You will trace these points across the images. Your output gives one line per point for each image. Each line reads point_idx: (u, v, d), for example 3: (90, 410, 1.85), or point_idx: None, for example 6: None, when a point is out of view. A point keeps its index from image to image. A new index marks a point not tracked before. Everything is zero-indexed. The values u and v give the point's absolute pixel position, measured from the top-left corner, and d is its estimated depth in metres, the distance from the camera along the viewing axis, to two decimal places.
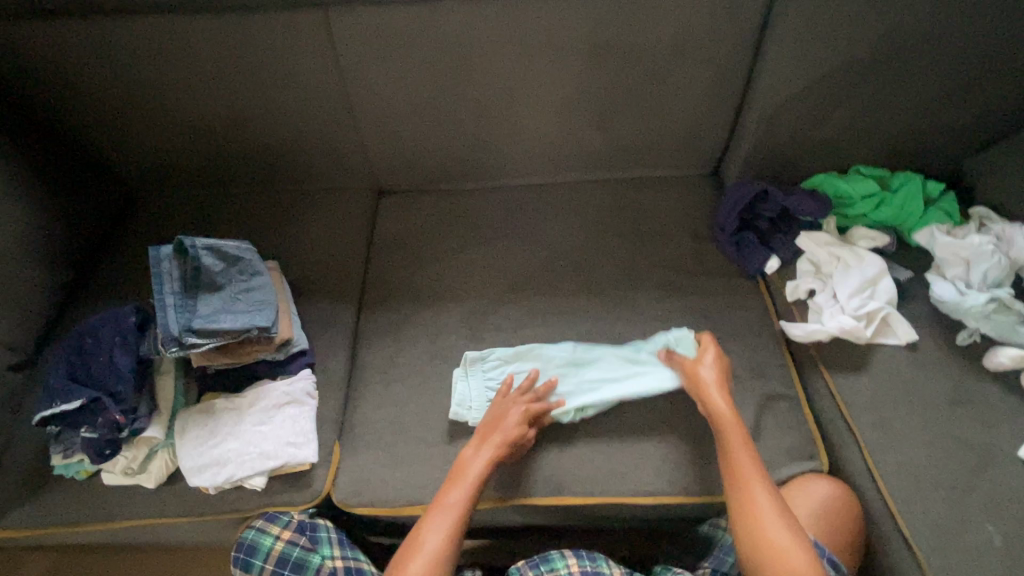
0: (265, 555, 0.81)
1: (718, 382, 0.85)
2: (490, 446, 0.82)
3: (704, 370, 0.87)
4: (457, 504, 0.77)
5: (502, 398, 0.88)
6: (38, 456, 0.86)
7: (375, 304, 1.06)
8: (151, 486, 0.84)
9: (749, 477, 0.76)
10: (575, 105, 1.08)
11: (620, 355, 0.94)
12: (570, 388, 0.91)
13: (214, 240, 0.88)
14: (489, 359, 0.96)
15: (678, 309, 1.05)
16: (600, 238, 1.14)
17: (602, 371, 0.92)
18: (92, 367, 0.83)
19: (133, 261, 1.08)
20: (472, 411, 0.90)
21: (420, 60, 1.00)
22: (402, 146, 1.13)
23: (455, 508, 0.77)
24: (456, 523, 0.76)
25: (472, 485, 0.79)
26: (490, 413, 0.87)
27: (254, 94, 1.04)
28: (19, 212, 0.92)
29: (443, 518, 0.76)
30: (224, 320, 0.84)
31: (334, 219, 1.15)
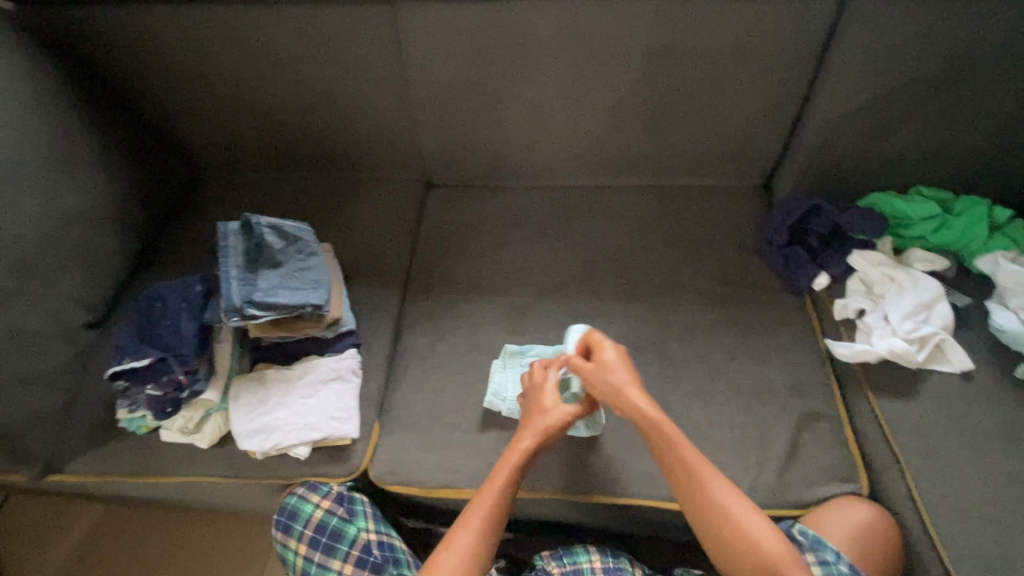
0: (306, 521, 0.84)
1: (630, 380, 0.85)
2: (513, 462, 0.81)
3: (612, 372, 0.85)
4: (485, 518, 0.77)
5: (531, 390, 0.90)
6: (103, 410, 0.92)
7: (420, 292, 1.09)
8: (203, 447, 0.89)
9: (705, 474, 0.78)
10: (626, 109, 1.09)
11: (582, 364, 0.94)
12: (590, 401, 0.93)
13: (278, 220, 0.94)
14: (528, 354, 0.98)
15: (719, 320, 1.04)
16: (643, 243, 1.14)
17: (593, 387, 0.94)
18: (160, 330, 0.88)
19: (198, 234, 1.14)
20: (507, 401, 0.93)
21: (478, 56, 1.03)
22: (455, 140, 1.17)
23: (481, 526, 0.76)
24: (485, 541, 0.76)
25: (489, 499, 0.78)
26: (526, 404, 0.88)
27: (318, 83, 1.09)
28: (103, 182, 0.99)
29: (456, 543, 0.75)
30: (282, 295, 0.88)
31: (383, 208, 1.19)
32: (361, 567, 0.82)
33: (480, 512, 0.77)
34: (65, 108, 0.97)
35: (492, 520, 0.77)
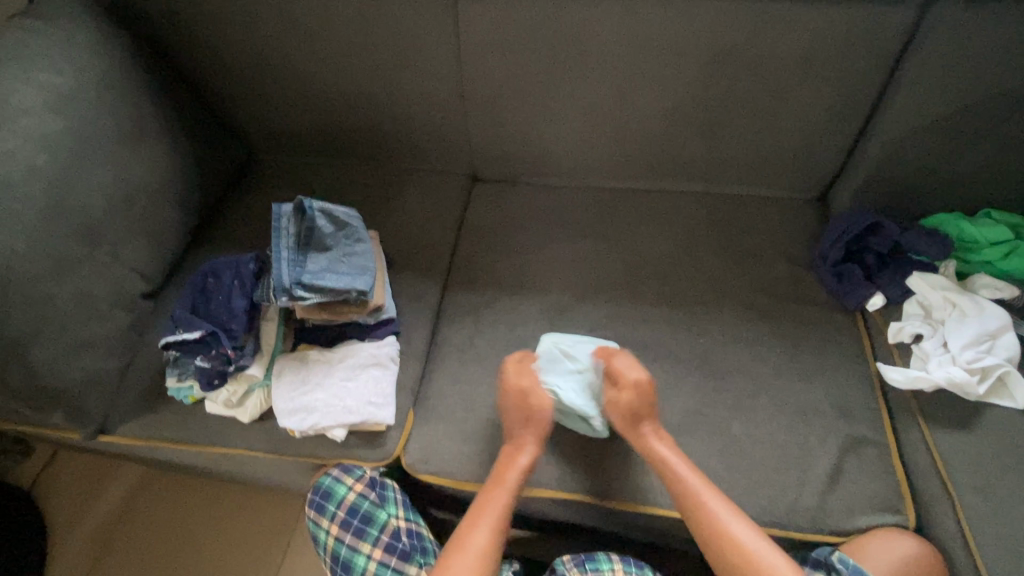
0: (339, 501, 0.85)
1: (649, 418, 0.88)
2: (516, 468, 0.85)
3: (637, 407, 0.87)
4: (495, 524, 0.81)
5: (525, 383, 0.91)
6: (154, 378, 0.96)
7: (461, 285, 1.10)
8: (245, 421, 0.91)
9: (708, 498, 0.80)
10: (682, 114, 1.07)
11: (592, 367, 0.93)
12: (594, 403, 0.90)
13: (329, 205, 0.95)
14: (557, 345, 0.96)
15: (765, 334, 1.01)
16: (689, 251, 1.12)
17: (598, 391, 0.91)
18: (213, 304, 0.91)
19: (250, 214, 1.17)
20: None
21: (535, 52, 1.03)
22: (505, 135, 1.16)
23: (490, 528, 0.80)
24: (494, 541, 0.80)
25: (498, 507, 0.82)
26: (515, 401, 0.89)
27: (375, 73, 1.10)
28: (167, 159, 1.03)
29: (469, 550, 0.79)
30: (330, 279, 0.90)
31: (429, 199, 1.21)
32: (390, 553, 0.82)
33: (486, 517, 0.81)
34: (137, 87, 1.01)
35: (500, 522, 0.81)
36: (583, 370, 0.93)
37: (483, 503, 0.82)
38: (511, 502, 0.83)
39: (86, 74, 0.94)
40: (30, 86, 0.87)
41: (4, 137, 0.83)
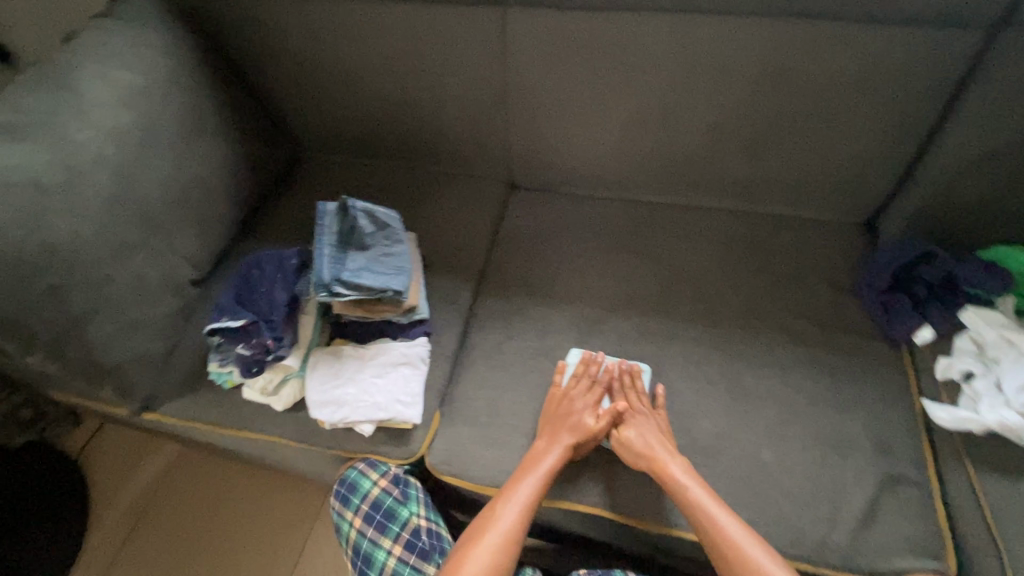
0: (363, 495, 0.88)
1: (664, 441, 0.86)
2: (539, 473, 0.84)
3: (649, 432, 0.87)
4: (513, 528, 0.79)
5: (560, 393, 0.94)
6: (197, 362, 1.00)
7: (493, 290, 1.11)
8: (278, 409, 0.94)
9: (724, 521, 0.77)
10: (726, 131, 1.06)
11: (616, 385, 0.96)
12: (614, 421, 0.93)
13: (372, 205, 0.98)
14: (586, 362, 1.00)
15: (803, 361, 0.98)
16: (725, 270, 1.10)
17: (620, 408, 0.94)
18: (255, 294, 0.95)
19: (294, 210, 1.22)
20: None
21: (581, 64, 1.03)
22: (545, 145, 1.17)
23: (514, 516, 0.80)
24: (517, 531, 0.79)
25: (520, 511, 0.80)
26: (553, 410, 0.91)
27: (422, 79, 1.13)
28: (222, 154, 1.08)
29: (481, 552, 0.77)
30: (367, 277, 0.93)
31: (466, 204, 1.22)
32: (409, 551, 0.83)
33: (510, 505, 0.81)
34: (200, 85, 1.06)
35: (526, 511, 0.80)
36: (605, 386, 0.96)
37: (509, 492, 0.83)
38: (531, 508, 0.81)
39: (155, 71, 0.99)
40: (106, 82, 0.93)
41: (80, 128, 0.89)
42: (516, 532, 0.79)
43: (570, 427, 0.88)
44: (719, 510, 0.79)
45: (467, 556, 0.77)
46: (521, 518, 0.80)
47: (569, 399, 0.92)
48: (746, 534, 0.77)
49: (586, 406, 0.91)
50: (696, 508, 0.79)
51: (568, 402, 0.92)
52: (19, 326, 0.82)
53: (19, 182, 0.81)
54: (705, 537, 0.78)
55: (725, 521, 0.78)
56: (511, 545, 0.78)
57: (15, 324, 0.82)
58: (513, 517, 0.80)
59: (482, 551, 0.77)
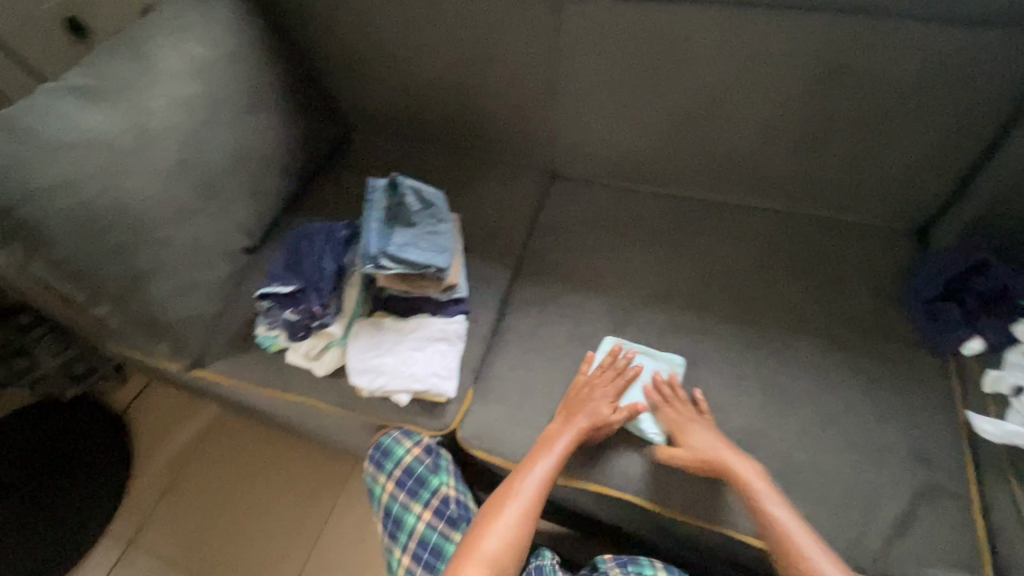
0: (396, 461, 0.90)
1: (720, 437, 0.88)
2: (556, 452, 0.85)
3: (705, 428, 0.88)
4: (529, 505, 0.81)
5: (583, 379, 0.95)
6: (244, 325, 1.05)
7: (530, 276, 1.13)
8: (319, 374, 0.98)
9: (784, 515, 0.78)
10: (777, 129, 1.05)
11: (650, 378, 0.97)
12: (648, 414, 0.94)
13: (419, 184, 1.01)
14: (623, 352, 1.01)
15: (841, 364, 0.97)
16: (766, 270, 1.09)
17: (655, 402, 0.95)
18: (305, 262, 0.98)
19: (341, 187, 1.26)
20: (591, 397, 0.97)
21: (633, 55, 1.04)
22: (590, 136, 1.18)
23: (530, 495, 0.81)
24: (532, 509, 0.81)
25: (536, 489, 0.82)
26: (572, 394, 0.93)
27: (474, 65, 1.15)
28: (279, 129, 1.13)
29: (498, 526, 0.79)
30: (412, 253, 0.95)
31: (508, 191, 1.24)
32: (438, 517, 0.86)
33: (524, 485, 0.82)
34: (263, 61, 1.11)
35: (541, 491, 0.82)
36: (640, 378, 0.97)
37: (524, 470, 0.84)
38: (546, 486, 0.83)
39: (224, 46, 1.04)
40: (179, 53, 0.98)
41: (154, 96, 0.94)
42: (531, 509, 0.81)
43: (588, 410, 0.89)
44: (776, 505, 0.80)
45: (485, 529, 0.80)
46: (537, 496, 0.82)
47: (590, 385, 0.93)
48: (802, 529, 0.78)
49: (606, 392, 0.92)
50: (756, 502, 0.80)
51: (588, 387, 0.93)
52: (89, 278, 0.87)
53: (98, 143, 0.87)
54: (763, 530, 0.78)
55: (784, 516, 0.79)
56: (527, 522, 0.80)
57: (86, 276, 0.87)
58: (529, 494, 0.82)
59: (499, 525, 0.79)
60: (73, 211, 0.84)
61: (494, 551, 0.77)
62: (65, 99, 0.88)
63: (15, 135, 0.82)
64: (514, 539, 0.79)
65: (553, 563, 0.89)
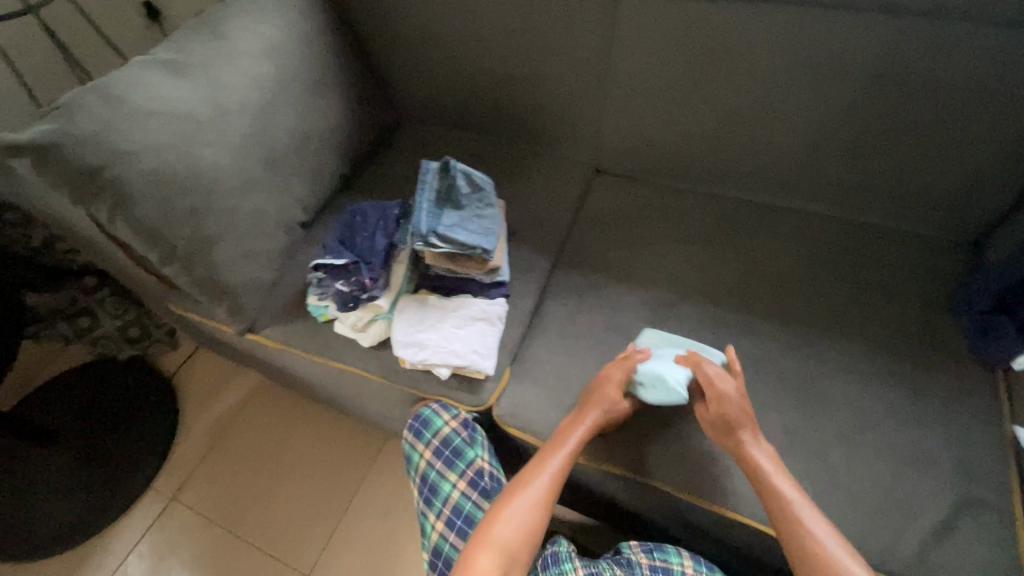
0: (435, 432, 0.94)
1: (747, 419, 0.85)
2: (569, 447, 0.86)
3: (736, 407, 0.85)
4: (540, 499, 0.82)
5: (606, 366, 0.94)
6: (296, 294, 1.11)
7: (571, 265, 1.15)
8: (365, 344, 1.02)
9: (797, 499, 0.78)
10: (829, 130, 1.04)
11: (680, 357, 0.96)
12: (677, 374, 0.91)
13: (470, 169, 1.05)
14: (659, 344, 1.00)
15: (884, 371, 0.96)
16: (809, 272, 1.08)
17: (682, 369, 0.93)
18: (358, 237, 1.03)
19: (391, 171, 1.30)
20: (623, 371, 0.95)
21: (686, 52, 1.05)
22: (637, 131, 1.20)
23: (540, 490, 0.83)
24: (542, 502, 0.82)
25: (547, 483, 0.83)
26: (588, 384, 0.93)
27: (526, 56, 1.17)
28: (339, 110, 1.18)
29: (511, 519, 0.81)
30: (461, 233, 0.98)
31: (552, 181, 1.27)
32: (472, 488, 0.89)
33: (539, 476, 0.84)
34: (329, 45, 1.16)
35: (551, 484, 0.84)
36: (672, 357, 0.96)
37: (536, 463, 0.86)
38: (557, 480, 0.84)
39: (294, 29, 1.10)
40: (254, 34, 1.05)
41: (230, 72, 1.00)
42: (543, 502, 0.82)
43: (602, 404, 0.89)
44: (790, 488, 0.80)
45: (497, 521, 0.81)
46: (548, 490, 0.83)
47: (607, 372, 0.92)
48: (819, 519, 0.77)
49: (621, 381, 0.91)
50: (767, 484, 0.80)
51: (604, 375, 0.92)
52: (164, 239, 0.94)
53: (179, 113, 0.93)
54: (776, 513, 0.78)
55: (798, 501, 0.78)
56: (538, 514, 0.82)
57: (160, 235, 0.94)
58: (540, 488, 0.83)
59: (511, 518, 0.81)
60: (154, 174, 0.90)
61: (507, 544, 0.79)
62: (152, 72, 0.94)
63: (108, 101, 0.88)
64: (526, 532, 0.80)
65: (570, 550, 0.89)
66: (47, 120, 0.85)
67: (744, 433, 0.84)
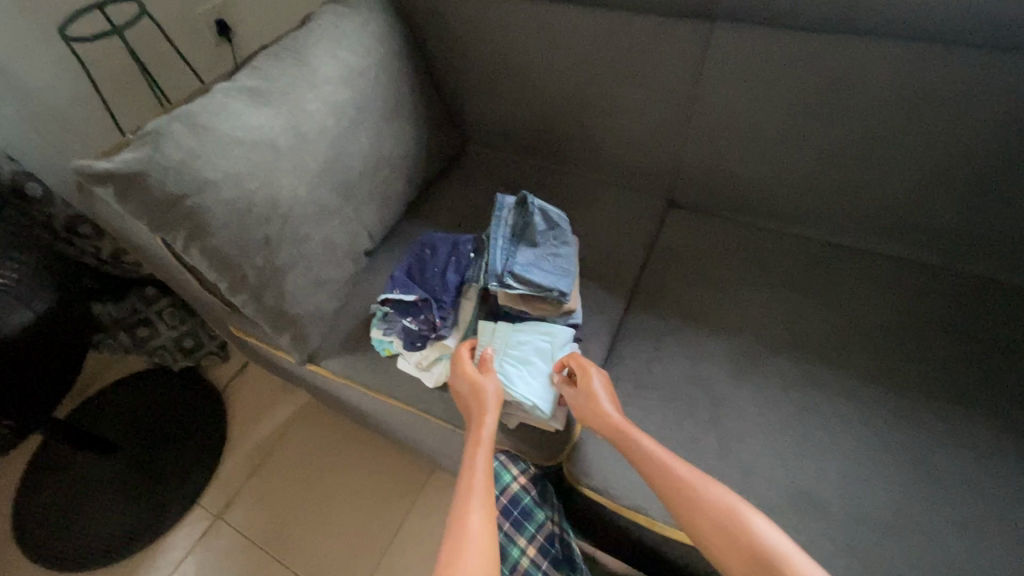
0: (503, 487, 0.93)
1: (601, 389, 0.87)
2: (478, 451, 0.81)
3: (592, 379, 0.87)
4: (480, 518, 0.74)
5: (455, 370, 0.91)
6: (359, 325, 1.07)
7: (645, 307, 1.08)
8: (429, 385, 0.98)
9: (675, 463, 0.78)
10: (946, 176, 0.94)
11: (531, 376, 0.90)
12: (537, 345, 0.93)
13: (546, 205, 1.00)
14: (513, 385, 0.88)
15: (1010, 450, 0.84)
16: (915, 328, 0.97)
17: (539, 355, 0.92)
18: (427, 272, 0.99)
19: (456, 198, 1.26)
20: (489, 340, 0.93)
21: (786, 88, 0.97)
22: (720, 165, 1.12)
23: (473, 504, 0.75)
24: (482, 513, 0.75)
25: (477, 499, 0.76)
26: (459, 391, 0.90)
27: (606, 85, 1.11)
28: (410, 136, 1.15)
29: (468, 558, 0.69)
30: (537, 274, 0.93)
31: (623, 215, 1.20)
32: (543, 555, 0.90)
33: (471, 518, 0.73)
34: (404, 71, 1.13)
35: (478, 493, 0.77)
36: (530, 371, 0.90)
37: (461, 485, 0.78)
38: (480, 484, 0.78)
39: (371, 54, 1.07)
40: (333, 60, 1.03)
41: (310, 99, 0.98)
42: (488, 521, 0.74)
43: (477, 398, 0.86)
44: (664, 453, 0.80)
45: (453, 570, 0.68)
46: (481, 502, 0.76)
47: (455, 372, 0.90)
48: (705, 483, 0.75)
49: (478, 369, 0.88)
50: (639, 453, 0.81)
51: (461, 374, 0.89)
52: (235, 267, 0.92)
53: (260, 141, 0.91)
54: (657, 482, 0.78)
55: (676, 467, 0.78)
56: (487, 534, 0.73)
57: (232, 263, 0.91)
58: (473, 502, 0.76)
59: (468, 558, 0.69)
60: (233, 204, 0.88)
61: None
62: (235, 98, 0.93)
63: (193, 129, 0.87)
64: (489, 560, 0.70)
65: None
66: (135, 147, 0.84)
67: (601, 401, 0.85)
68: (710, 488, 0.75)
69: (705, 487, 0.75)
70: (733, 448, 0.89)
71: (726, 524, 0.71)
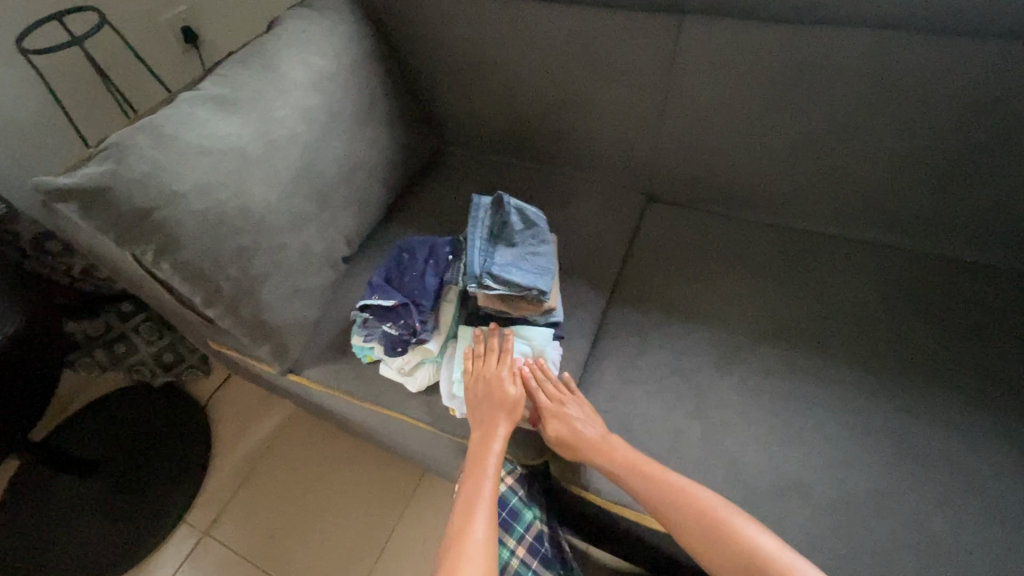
0: None
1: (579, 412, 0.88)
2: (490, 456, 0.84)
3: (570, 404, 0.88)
4: (486, 523, 0.77)
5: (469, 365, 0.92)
6: (340, 333, 1.06)
7: (627, 302, 1.08)
8: (412, 390, 0.97)
9: (663, 472, 0.81)
10: (914, 160, 0.96)
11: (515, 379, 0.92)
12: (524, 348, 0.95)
13: (523, 204, 1.00)
14: None
15: (985, 426, 0.86)
16: (890, 311, 0.99)
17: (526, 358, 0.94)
18: (406, 277, 0.98)
19: (434, 200, 1.25)
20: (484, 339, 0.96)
21: (754, 78, 0.98)
22: (695, 157, 1.12)
23: (482, 508, 0.79)
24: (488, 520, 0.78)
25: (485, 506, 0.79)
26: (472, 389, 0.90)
27: (578, 82, 1.11)
28: (384, 139, 1.13)
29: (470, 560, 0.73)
30: (516, 273, 0.93)
31: (602, 211, 1.20)
32: (533, 554, 0.89)
33: (478, 524, 0.77)
34: (375, 73, 1.12)
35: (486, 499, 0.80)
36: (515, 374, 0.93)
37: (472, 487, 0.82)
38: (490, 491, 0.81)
39: (340, 57, 1.06)
40: (301, 65, 1.01)
41: (278, 105, 0.97)
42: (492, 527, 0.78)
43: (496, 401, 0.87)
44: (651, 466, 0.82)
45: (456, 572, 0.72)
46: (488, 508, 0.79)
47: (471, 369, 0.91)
48: (696, 490, 0.79)
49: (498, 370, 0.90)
50: (627, 468, 0.82)
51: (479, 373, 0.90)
52: (208, 279, 0.89)
53: (229, 150, 0.90)
54: (647, 493, 0.80)
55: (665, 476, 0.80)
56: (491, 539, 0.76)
57: (205, 275, 0.89)
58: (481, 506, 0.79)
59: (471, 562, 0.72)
60: (203, 215, 0.86)
61: None
62: (200, 107, 0.91)
63: (159, 140, 0.85)
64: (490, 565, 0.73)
65: None
66: (97, 161, 0.82)
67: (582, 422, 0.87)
68: (701, 492, 0.79)
69: (695, 492, 0.78)
70: (718, 438, 0.90)
71: (718, 526, 0.75)
